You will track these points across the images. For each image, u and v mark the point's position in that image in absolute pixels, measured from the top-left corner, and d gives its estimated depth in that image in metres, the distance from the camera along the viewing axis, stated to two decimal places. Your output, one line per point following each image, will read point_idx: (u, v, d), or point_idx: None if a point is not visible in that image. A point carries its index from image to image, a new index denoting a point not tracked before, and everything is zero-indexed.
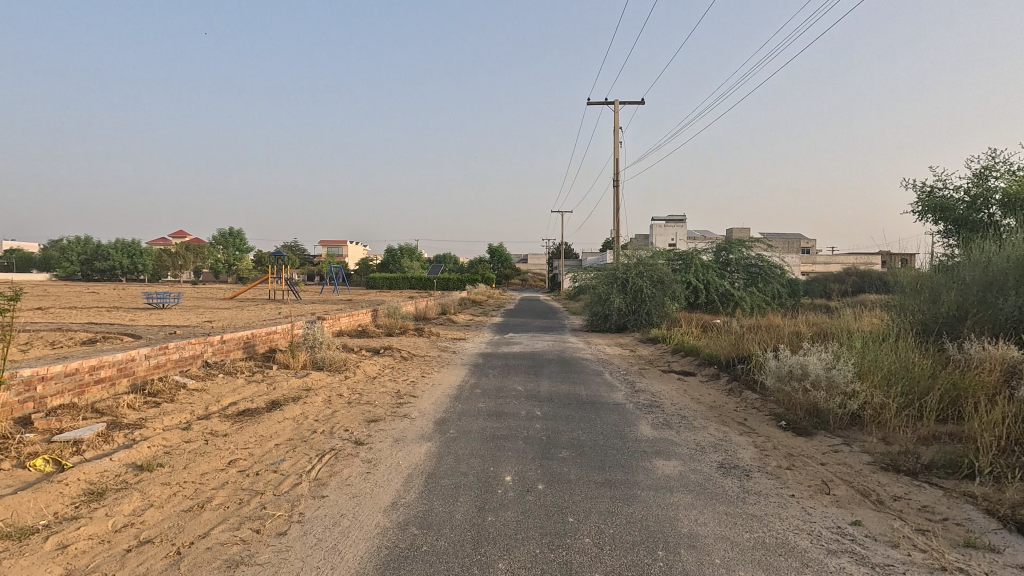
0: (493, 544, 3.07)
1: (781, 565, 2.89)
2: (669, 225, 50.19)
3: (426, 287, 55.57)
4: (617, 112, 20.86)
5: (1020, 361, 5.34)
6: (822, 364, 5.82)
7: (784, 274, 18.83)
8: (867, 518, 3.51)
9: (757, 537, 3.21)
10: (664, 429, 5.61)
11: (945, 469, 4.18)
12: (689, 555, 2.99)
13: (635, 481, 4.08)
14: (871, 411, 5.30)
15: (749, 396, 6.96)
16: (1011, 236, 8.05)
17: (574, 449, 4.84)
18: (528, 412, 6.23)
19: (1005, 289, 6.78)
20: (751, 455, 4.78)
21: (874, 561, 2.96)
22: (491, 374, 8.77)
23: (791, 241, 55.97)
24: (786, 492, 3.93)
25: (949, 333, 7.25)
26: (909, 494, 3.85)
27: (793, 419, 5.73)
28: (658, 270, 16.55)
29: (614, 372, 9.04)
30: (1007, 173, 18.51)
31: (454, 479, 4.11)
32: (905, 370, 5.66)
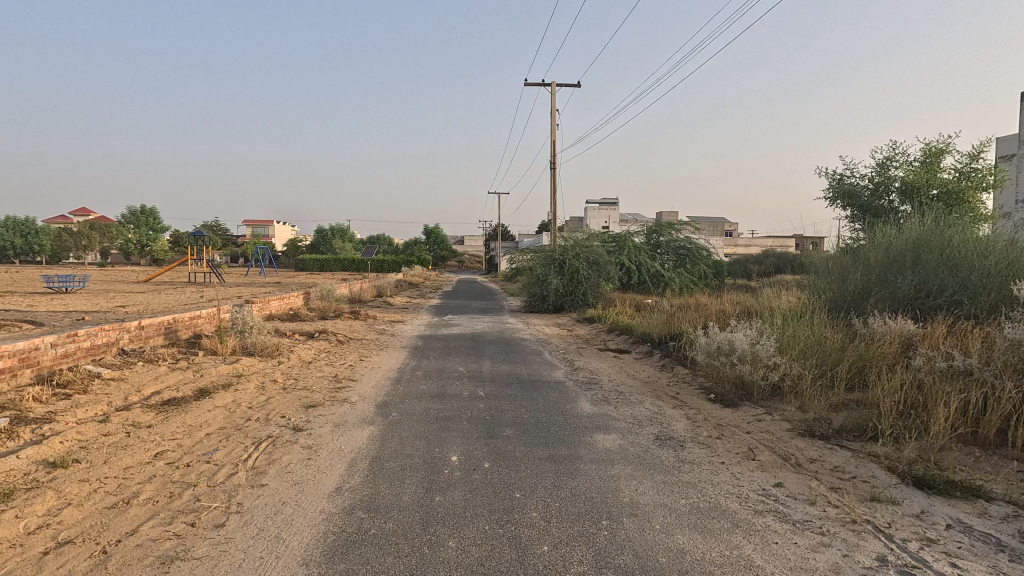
0: (442, 524, 3.09)
1: (714, 527, 3.10)
2: (603, 208, 51.37)
3: (360, 270, 54.05)
4: (553, 94, 21.08)
5: (914, 334, 5.94)
6: (747, 340, 6.20)
7: (710, 256, 19.81)
8: (788, 480, 3.81)
9: (692, 503, 3.42)
10: (603, 405, 5.80)
11: (853, 433, 4.60)
12: (631, 522, 3.14)
13: (578, 456, 4.21)
14: (790, 383, 5.72)
15: (680, 371, 7.34)
16: (906, 222, 8.87)
17: (518, 427, 4.92)
18: (471, 393, 6.26)
19: (903, 269, 7.48)
20: (684, 427, 5.05)
21: (794, 518, 3.22)
22: (432, 356, 8.72)
23: (715, 224, 58.81)
24: (717, 460, 4.20)
25: (854, 309, 7.92)
26: (823, 456, 4.21)
27: (721, 392, 6.09)
28: (593, 252, 16.96)
29: (553, 352, 9.23)
30: (905, 164, 20.30)
31: (399, 461, 4.08)
32: (818, 344, 6.15)
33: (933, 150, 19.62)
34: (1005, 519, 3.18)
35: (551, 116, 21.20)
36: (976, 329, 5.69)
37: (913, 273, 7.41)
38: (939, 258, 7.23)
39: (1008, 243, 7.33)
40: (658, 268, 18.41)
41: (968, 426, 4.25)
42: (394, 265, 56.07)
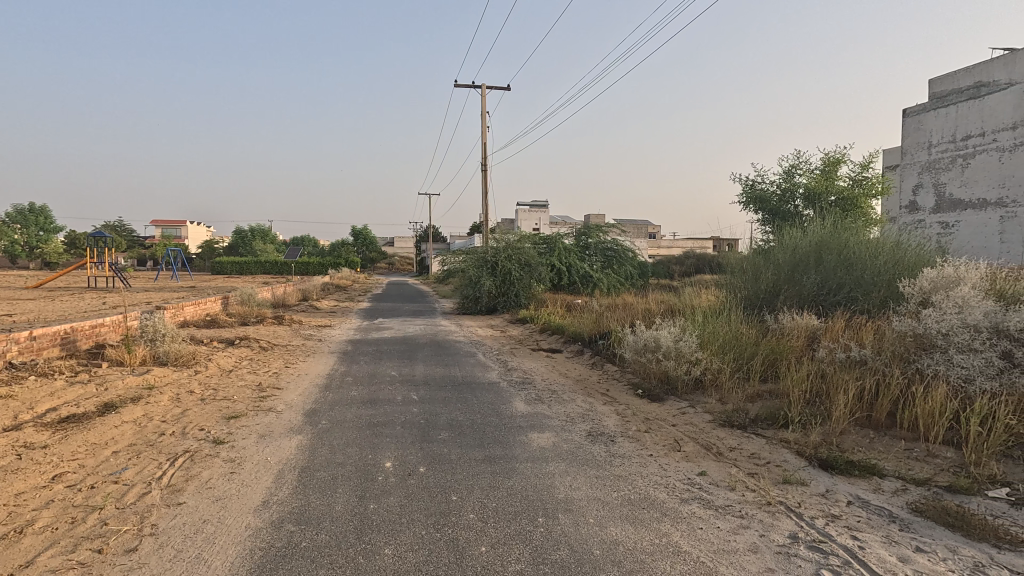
0: (377, 532, 3.02)
1: (645, 517, 3.24)
2: (533, 210, 52.13)
3: (283, 272, 51.68)
4: (484, 96, 21.24)
5: (818, 329, 6.48)
6: (671, 337, 6.51)
7: (635, 257, 20.61)
8: (710, 468, 4.04)
9: (624, 495, 3.55)
10: (537, 404, 5.89)
11: (767, 421, 4.95)
12: (566, 518, 3.21)
13: (513, 455, 4.25)
14: (710, 376, 6.06)
15: (610, 368, 7.58)
16: (809, 225, 9.64)
17: (453, 430, 4.90)
18: (404, 397, 6.16)
19: (808, 268, 8.15)
20: (614, 422, 5.23)
21: (717, 504, 3.43)
22: (362, 361, 8.50)
23: (640, 226, 61.23)
24: (646, 453, 4.38)
25: (765, 306, 8.47)
26: (741, 444, 4.50)
27: (648, 387, 6.36)
28: (525, 253, 17.17)
29: (487, 353, 9.26)
30: (807, 172, 22.10)
31: (331, 470, 3.95)
32: (735, 339, 6.56)
33: (831, 160, 21.48)
34: (896, 493, 3.54)
35: (482, 119, 21.25)
36: (870, 322, 6.28)
37: (816, 272, 8.05)
38: (837, 258, 7.93)
39: (895, 245, 8.17)
40: (587, 269, 18.91)
41: (864, 411, 4.69)
42: (320, 267, 54.07)
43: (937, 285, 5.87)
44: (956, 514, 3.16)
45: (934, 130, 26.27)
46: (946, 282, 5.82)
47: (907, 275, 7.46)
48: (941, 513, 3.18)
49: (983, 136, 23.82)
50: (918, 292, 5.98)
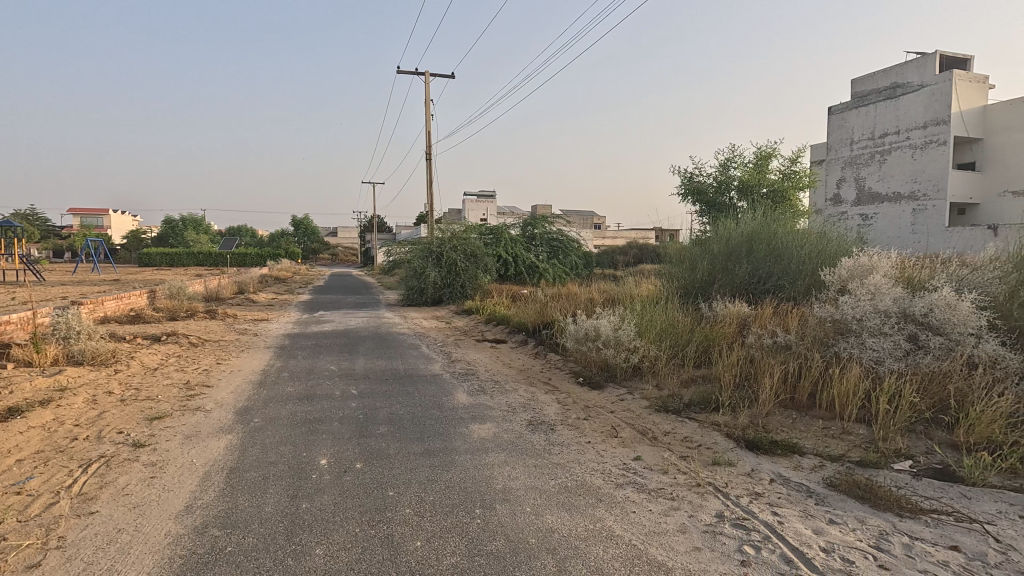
0: (309, 532, 2.93)
1: (580, 503, 3.30)
2: (480, 200, 51.90)
3: (218, 264, 49.26)
4: (427, 84, 20.91)
5: (748, 316, 6.79)
6: (611, 326, 6.65)
7: (580, 247, 20.88)
8: (645, 453, 4.16)
9: (561, 483, 3.60)
10: (479, 395, 5.87)
11: (700, 405, 5.14)
12: (504, 508, 3.22)
13: (453, 448, 4.23)
14: (648, 363, 6.24)
15: (553, 358, 7.68)
16: (741, 216, 10.06)
17: (393, 424, 4.82)
18: (343, 392, 6.01)
19: (739, 258, 8.53)
20: (555, 410, 5.30)
21: (650, 487, 3.53)
22: (300, 355, 8.22)
23: (585, 217, 62.20)
24: (584, 440, 4.46)
25: (700, 294, 8.77)
26: (674, 429, 4.66)
27: (589, 375, 6.49)
28: (471, 244, 17.08)
29: (431, 344, 9.16)
30: (741, 165, 23.08)
31: (261, 470, 3.80)
32: (671, 326, 6.77)
33: (763, 155, 22.50)
34: (814, 469, 3.77)
35: (425, 107, 20.88)
36: (794, 309, 6.64)
37: (747, 262, 8.42)
38: (767, 248, 8.33)
39: (818, 236, 8.66)
40: (533, 260, 19.01)
41: (788, 392, 4.95)
42: (258, 258, 51.87)
43: (854, 273, 6.27)
44: (865, 487, 3.39)
45: (856, 128, 27.98)
46: (860, 270, 6.23)
47: (828, 264, 7.93)
48: (852, 486, 3.41)
49: (898, 134, 25.61)
50: (837, 280, 6.36)
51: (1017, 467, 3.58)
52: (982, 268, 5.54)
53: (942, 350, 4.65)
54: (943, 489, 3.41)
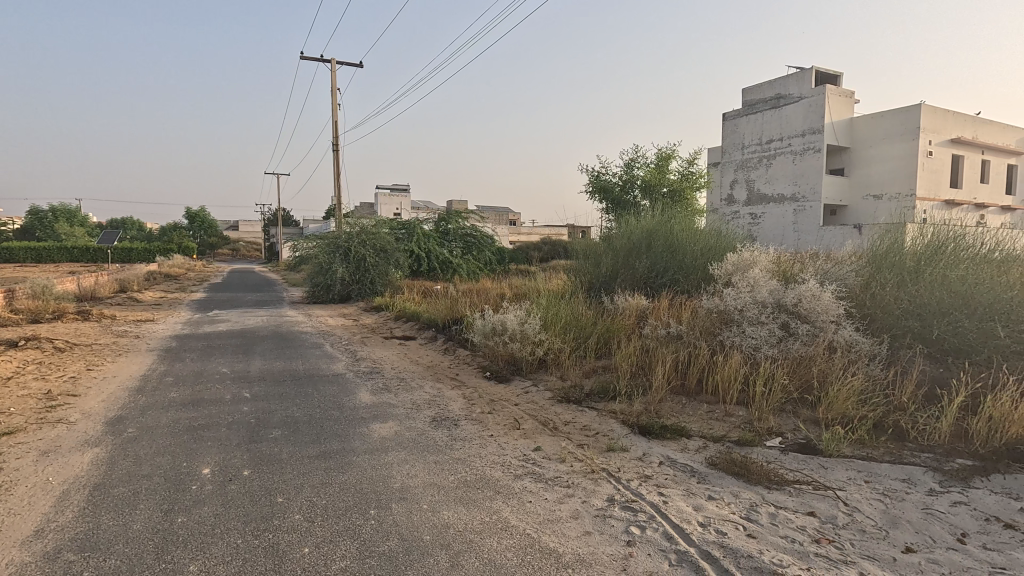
0: (183, 547, 2.71)
1: (477, 497, 3.31)
2: (392, 194, 50.60)
3: (95, 260, 44.40)
4: (333, 72, 20.11)
5: (646, 308, 7.16)
6: (517, 320, 6.75)
7: (494, 243, 20.95)
8: (545, 443, 4.26)
9: (460, 477, 3.59)
10: (383, 393, 5.72)
11: (600, 394, 5.34)
12: (400, 507, 3.17)
13: (351, 449, 4.09)
14: (553, 355, 6.39)
15: (461, 353, 7.66)
16: (642, 213, 10.55)
17: (287, 427, 4.58)
18: (234, 395, 5.62)
19: (640, 253, 8.96)
20: (460, 406, 5.27)
21: (547, 476, 3.62)
22: (188, 358, 7.60)
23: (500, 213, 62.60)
24: (486, 433, 4.48)
25: (604, 288, 9.11)
26: (575, 418, 4.80)
27: (496, 369, 6.53)
28: (381, 238, 16.64)
29: (335, 343, 8.82)
30: (644, 165, 24.26)
31: (132, 484, 3.46)
32: (576, 319, 6.97)
33: (663, 156, 23.76)
34: (698, 450, 4.03)
35: (331, 95, 19.97)
36: (686, 301, 7.07)
37: (647, 257, 8.85)
38: (664, 244, 8.81)
39: (710, 233, 9.27)
40: (447, 255, 18.82)
41: (679, 379, 5.27)
42: (144, 253, 47.35)
43: (738, 267, 6.79)
44: (741, 464, 3.68)
45: (746, 133, 30.29)
46: (743, 265, 6.76)
47: (718, 259, 8.52)
48: (729, 464, 3.69)
49: (781, 140, 28.08)
50: (724, 273, 6.86)
51: (866, 438, 4.05)
52: (843, 263, 6.20)
53: (809, 336, 5.17)
54: (806, 462, 3.77)
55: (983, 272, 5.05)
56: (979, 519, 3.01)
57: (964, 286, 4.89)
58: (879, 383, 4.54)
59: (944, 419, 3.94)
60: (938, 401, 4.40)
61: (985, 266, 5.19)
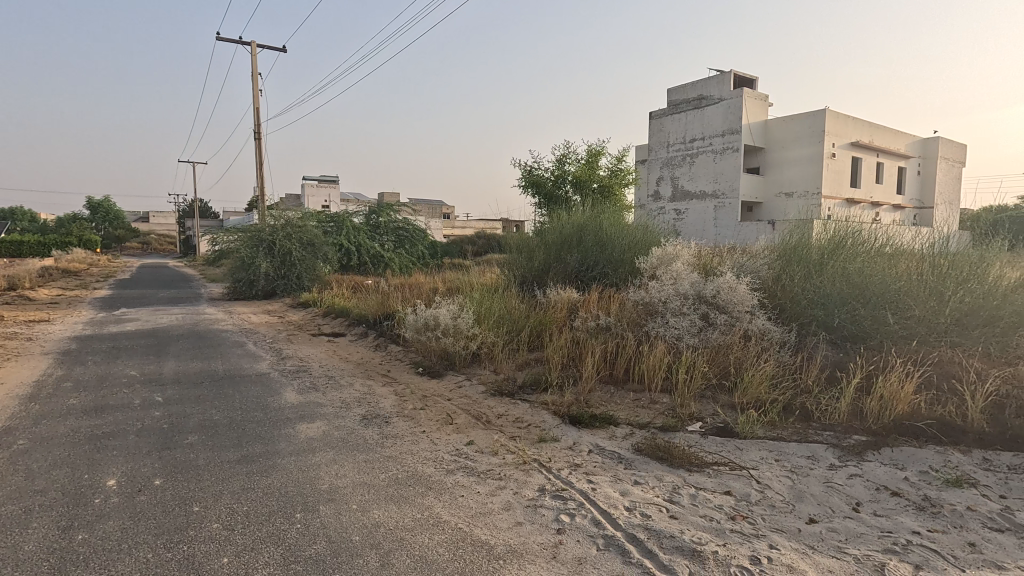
0: (84, 566, 2.50)
1: (409, 494, 3.27)
2: (320, 186, 48.68)
3: None
4: (253, 56, 19.03)
5: (577, 301, 7.33)
6: (450, 315, 6.70)
7: (427, 237, 20.65)
8: (478, 437, 4.27)
9: (391, 475, 3.53)
10: (310, 392, 5.52)
11: (532, 386, 5.42)
12: (328, 508, 3.07)
13: (275, 451, 3.92)
14: (486, 349, 6.41)
15: (394, 349, 7.52)
16: (573, 208, 10.74)
17: (205, 432, 4.31)
18: (145, 400, 5.23)
19: (570, 248, 9.14)
20: (391, 403, 5.18)
21: (480, 469, 3.64)
22: (91, 360, 6.99)
23: (435, 207, 61.80)
24: (418, 430, 4.44)
25: (537, 283, 9.24)
26: (508, 411, 4.85)
27: (428, 364, 6.46)
28: (308, 232, 16.00)
29: (258, 341, 8.40)
30: (575, 160, 24.71)
31: (23, 501, 3.15)
32: (508, 312, 7.02)
33: (594, 152, 24.30)
34: (625, 437, 4.19)
35: (252, 81, 18.92)
36: (614, 294, 7.29)
37: (577, 251, 9.04)
38: (594, 239, 9.04)
39: (638, 228, 9.59)
40: (378, 249, 18.37)
41: (607, 369, 5.44)
42: (38, 246, 42.96)
43: (663, 261, 7.08)
44: (664, 449, 3.85)
45: (670, 132, 31.55)
46: (667, 258, 7.06)
47: (644, 253, 8.84)
48: (654, 449, 3.86)
49: (703, 139, 29.48)
50: (650, 267, 7.13)
51: (776, 419, 4.36)
52: (756, 256, 6.61)
53: (726, 326, 5.49)
54: (723, 444, 4.01)
55: (876, 265, 5.55)
56: (871, 489, 3.33)
57: (860, 277, 5.34)
58: (788, 368, 4.90)
59: (842, 399, 4.31)
60: (838, 382, 4.81)
61: (877, 259, 5.70)
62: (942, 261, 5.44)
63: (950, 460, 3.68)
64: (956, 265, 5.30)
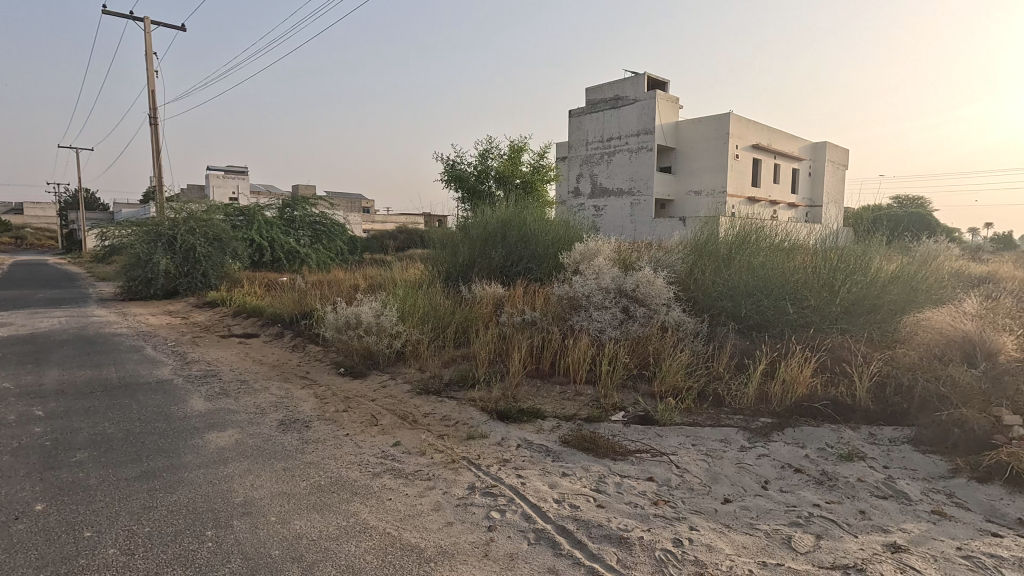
0: None
1: (332, 501, 3.13)
2: (227, 177, 45.54)
3: None
4: (147, 33, 17.40)
5: (502, 297, 7.35)
6: (372, 313, 6.48)
7: (346, 232, 19.90)
8: (404, 437, 4.16)
9: (313, 482, 3.37)
10: (220, 399, 5.15)
11: (458, 383, 5.36)
12: (243, 523, 2.87)
13: (181, 464, 3.61)
14: (411, 347, 6.29)
15: (312, 349, 7.18)
16: (496, 203, 10.73)
17: (98, 448, 3.90)
18: (22, 415, 4.64)
19: (495, 243, 9.14)
20: (311, 406, 4.94)
21: (407, 471, 3.55)
22: None
23: (354, 201, 59.72)
24: (341, 433, 4.26)
25: (462, 279, 9.17)
26: (434, 409, 4.77)
27: (350, 364, 6.23)
28: (214, 226, 14.91)
29: (159, 345, 7.72)
30: (498, 156, 24.77)
31: None
32: (433, 309, 6.91)
33: (516, 148, 24.47)
34: (552, 430, 4.25)
35: (146, 60, 17.32)
36: (538, 289, 7.38)
37: (502, 246, 9.06)
38: (517, 234, 9.09)
39: (560, 224, 9.76)
40: (293, 245, 17.44)
41: (534, 364, 5.50)
42: None
43: (585, 256, 7.26)
44: (590, 440, 3.95)
45: (588, 130, 32.41)
46: (589, 253, 7.25)
47: (567, 248, 9.01)
48: (580, 441, 3.94)
49: (620, 139, 30.56)
50: (573, 262, 7.28)
51: (692, 405, 4.60)
52: (671, 251, 6.94)
53: (645, 318, 5.72)
54: (645, 432, 4.17)
55: (777, 258, 5.99)
56: (777, 467, 3.59)
57: (763, 270, 5.74)
58: (702, 357, 5.19)
59: (750, 385, 4.63)
60: (746, 369, 5.15)
61: (778, 253, 6.16)
62: (832, 255, 5.96)
63: (841, 436, 4.05)
64: (845, 258, 5.83)
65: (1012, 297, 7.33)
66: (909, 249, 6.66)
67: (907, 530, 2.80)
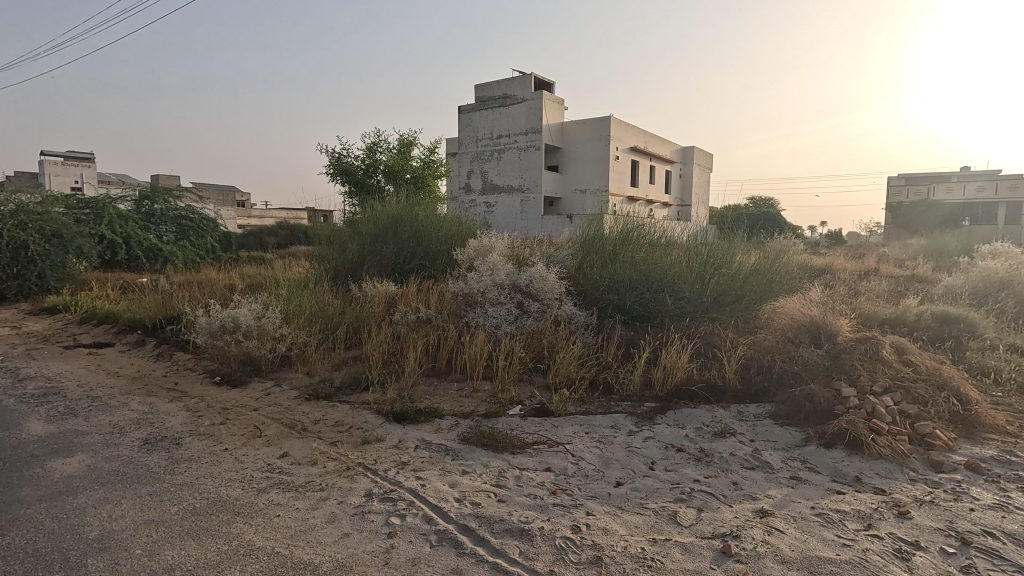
0: None
1: (211, 524, 2.84)
2: (67, 164, 39.65)
3: None
4: None
5: (394, 295, 7.14)
6: (253, 315, 5.98)
7: (218, 228, 18.22)
8: (292, 447, 3.89)
9: (187, 506, 3.03)
10: (66, 420, 4.46)
11: (351, 386, 5.12)
12: (100, 560, 2.51)
13: (16, 500, 3.07)
14: (297, 351, 5.90)
15: (181, 357, 6.48)
16: (386, 198, 10.38)
17: None
18: None
19: (385, 239, 8.83)
20: (182, 421, 4.45)
21: (297, 483, 3.32)
22: None
23: (226, 193, 54.87)
24: (219, 448, 3.88)
25: (351, 277, 8.79)
26: (325, 415, 4.52)
27: (227, 372, 5.70)
28: (53, 221, 12.91)
29: None
30: (386, 150, 24.02)
31: None
32: (321, 309, 6.54)
33: (405, 143, 23.91)
34: (451, 429, 4.21)
35: None
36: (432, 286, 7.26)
37: (393, 243, 8.80)
38: (409, 230, 8.88)
39: (453, 220, 9.68)
40: (153, 241, 15.59)
41: (430, 363, 5.41)
42: None
43: (478, 252, 7.26)
44: (489, 436, 3.97)
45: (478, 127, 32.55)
46: (483, 250, 7.27)
47: (460, 244, 8.97)
48: (479, 437, 3.95)
49: (509, 137, 31.05)
50: (467, 258, 7.26)
51: (584, 395, 4.80)
52: (561, 247, 7.17)
53: (539, 312, 5.86)
54: (541, 424, 4.27)
55: (657, 253, 6.43)
56: (662, 448, 3.85)
57: (645, 265, 6.13)
58: (592, 348, 5.43)
59: (635, 372, 4.94)
60: (631, 358, 5.47)
61: (657, 249, 6.61)
62: (703, 250, 6.51)
63: (715, 415, 4.45)
64: (714, 253, 6.39)
65: (845, 286, 8.51)
66: (765, 245, 7.47)
67: (771, 496, 3.14)
